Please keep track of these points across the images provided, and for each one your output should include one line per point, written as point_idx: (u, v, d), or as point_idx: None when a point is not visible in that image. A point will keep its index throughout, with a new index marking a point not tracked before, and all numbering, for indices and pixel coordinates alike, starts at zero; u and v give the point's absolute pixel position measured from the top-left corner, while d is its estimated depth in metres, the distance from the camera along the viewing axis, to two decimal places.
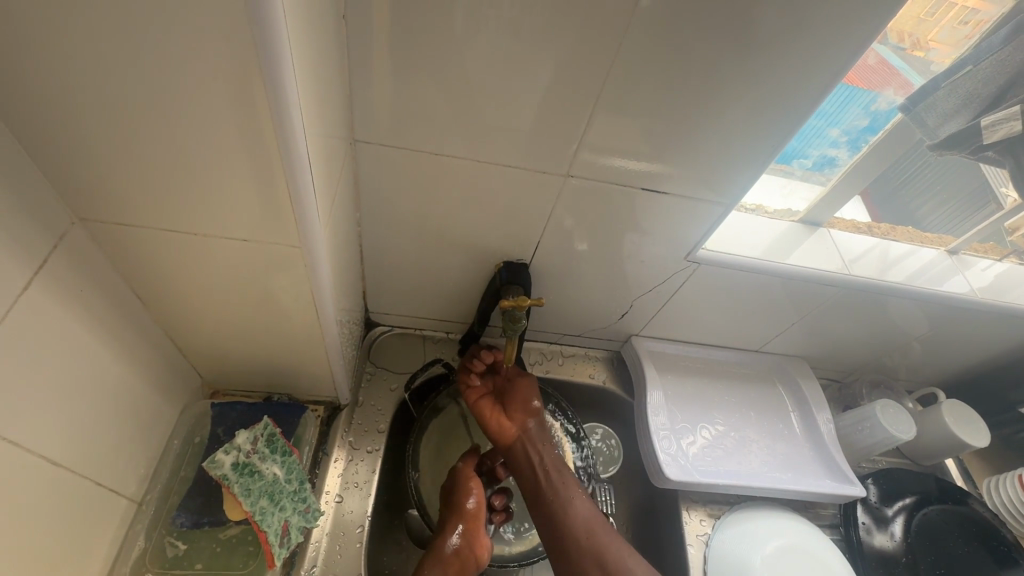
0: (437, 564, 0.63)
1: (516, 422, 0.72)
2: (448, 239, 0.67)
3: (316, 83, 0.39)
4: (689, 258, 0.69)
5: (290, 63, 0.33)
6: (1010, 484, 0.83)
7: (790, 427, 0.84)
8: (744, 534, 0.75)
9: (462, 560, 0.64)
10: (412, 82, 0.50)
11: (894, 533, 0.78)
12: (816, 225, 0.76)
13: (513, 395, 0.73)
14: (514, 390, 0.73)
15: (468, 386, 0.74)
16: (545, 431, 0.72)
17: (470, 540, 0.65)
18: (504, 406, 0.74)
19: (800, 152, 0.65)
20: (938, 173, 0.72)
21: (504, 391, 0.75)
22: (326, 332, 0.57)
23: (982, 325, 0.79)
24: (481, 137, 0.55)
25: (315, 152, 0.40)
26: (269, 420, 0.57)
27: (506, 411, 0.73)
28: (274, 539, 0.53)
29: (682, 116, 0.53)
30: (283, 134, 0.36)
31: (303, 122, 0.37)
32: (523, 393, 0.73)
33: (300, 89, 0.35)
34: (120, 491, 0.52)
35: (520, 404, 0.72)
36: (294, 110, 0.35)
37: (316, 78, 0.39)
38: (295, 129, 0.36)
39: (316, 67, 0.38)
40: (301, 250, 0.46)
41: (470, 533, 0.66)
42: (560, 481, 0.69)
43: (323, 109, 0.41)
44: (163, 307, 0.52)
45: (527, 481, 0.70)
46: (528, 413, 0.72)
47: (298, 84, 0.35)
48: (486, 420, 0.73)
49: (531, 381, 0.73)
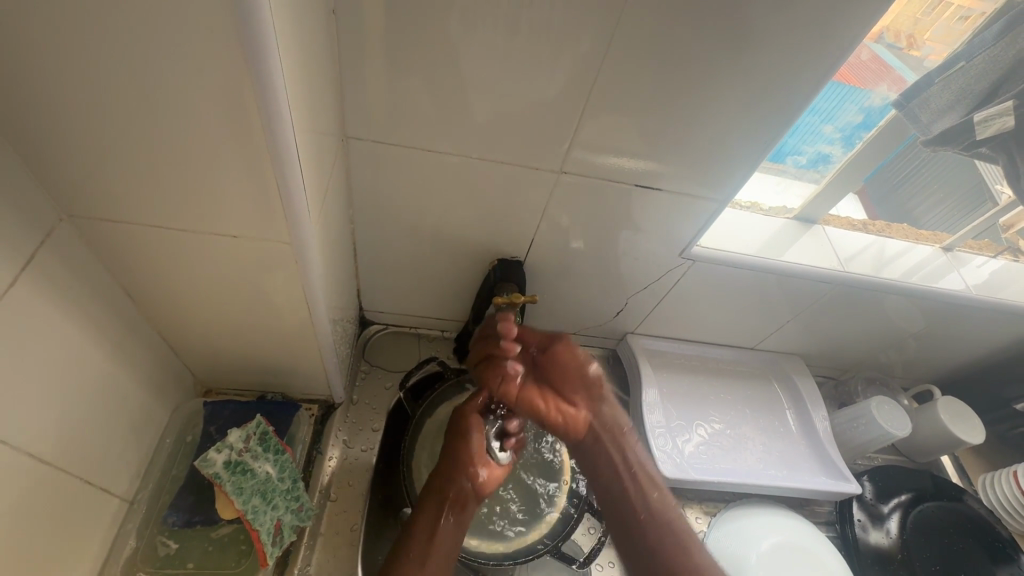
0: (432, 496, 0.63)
1: (583, 407, 0.72)
2: (442, 238, 0.67)
3: (305, 80, 0.39)
4: (684, 255, 0.69)
5: (276, 58, 0.32)
6: (1005, 480, 0.83)
7: (786, 425, 0.84)
8: (740, 532, 0.74)
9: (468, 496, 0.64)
10: (402, 80, 0.50)
11: (889, 529, 0.78)
12: (811, 222, 0.76)
13: (564, 370, 0.71)
14: (563, 365, 0.71)
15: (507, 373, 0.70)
16: (611, 416, 0.72)
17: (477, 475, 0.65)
18: (558, 386, 0.72)
19: (794, 149, 0.65)
20: (933, 169, 0.72)
21: (551, 368, 0.72)
22: (319, 331, 0.57)
23: (977, 322, 0.79)
24: (473, 135, 0.55)
25: (304, 148, 0.40)
26: (261, 418, 0.57)
27: (564, 394, 0.72)
28: (266, 538, 0.53)
29: (676, 112, 0.53)
30: (271, 130, 0.36)
31: (291, 117, 0.37)
32: (580, 368, 0.71)
33: (287, 85, 0.35)
34: (111, 490, 0.52)
35: (579, 380, 0.71)
36: (281, 107, 0.35)
37: (305, 74, 0.39)
38: (283, 123, 0.36)
39: (304, 63, 0.38)
40: (291, 246, 0.45)
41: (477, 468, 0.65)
42: (642, 478, 0.69)
43: (312, 106, 0.41)
44: (154, 305, 0.52)
45: (609, 479, 0.69)
46: (592, 397, 0.72)
47: (285, 79, 0.35)
48: (547, 412, 0.71)
49: (576, 347, 0.71)
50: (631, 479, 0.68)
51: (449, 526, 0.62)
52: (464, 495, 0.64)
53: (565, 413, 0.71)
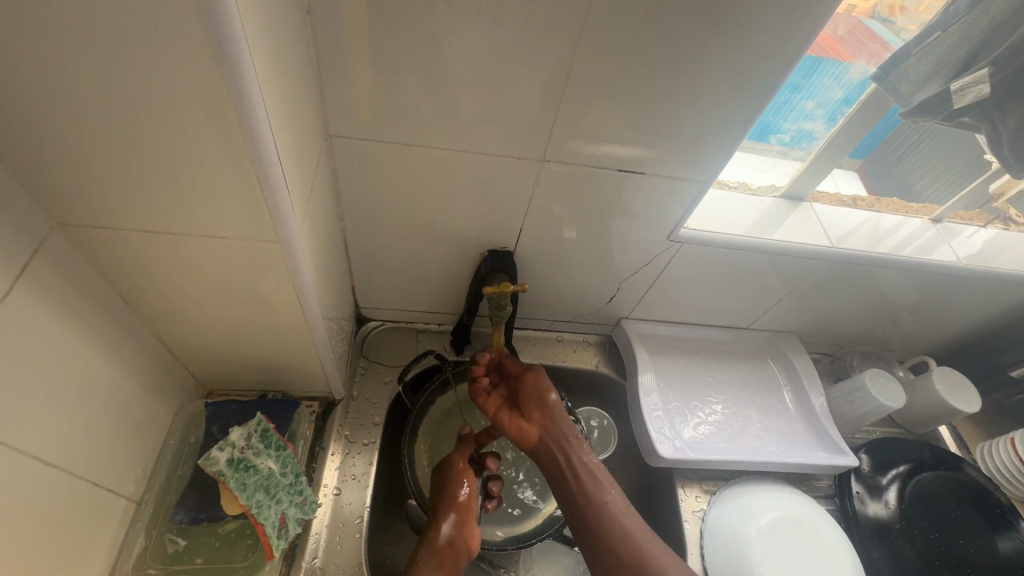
0: (431, 556, 0.60)
1: (535, 422, 0.68)
2: (432, 232, 0.67)
3: (280, 80, 0.39)
4: (672, 238, 0.69)
5: (247, 59, 0.33)
6: (1003, 448, 0.84)
7: (783, 402, 0.84)
8: (740, 508, 0.74)
9: (457, 552, 0.61)
10: (381, 75, 0.50)
11: (888, 500, 0.79)
12: (799, 200, 0.76)
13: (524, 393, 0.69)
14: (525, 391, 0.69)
15: (481, 392, 0.71)
16: (570, 427, 0.67)
17: (465, 531, 0.62)
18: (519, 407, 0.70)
19: (777, 127, 0.67)
20: (933, 142, 0.73)
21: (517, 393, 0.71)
22: (313, 328, 0.58)
23: (969, 292, 0.80)
24: (455, 128, 0.55)
25: (285, 148, 0.41)
26: (262, 416, 0.58)
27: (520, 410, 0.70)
28: (271, 531, 0.54)
29: (654, 96, 0.53)
30: (250, 130, 0.36)
31: (268, 117, 0.37)
32: (540, 387, 0.68)
33: (262, 85, 0.36)
34: (118, 491, 0.53)
35: (534, 402, 0.68)
36: (257, 107, 0.36)
37: (280, 73, 0.39)
38: (259, 122, 0.36)
39: (279, 62, 0.38)
40: (278, 245, 0.46)
41: (464, 524, 0.63)
42: (592, 485, 0.64)
43: (290, 106, 0.42)
44: (151, 309, 0.53)
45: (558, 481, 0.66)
46: (545, 411, 0.67)
47: (259, 79, 0.35)
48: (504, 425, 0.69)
49: (539, 376, 0.68)
50: (582, 487, 0.65)
51: None
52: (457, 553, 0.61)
53: (518, 426, 0.68)
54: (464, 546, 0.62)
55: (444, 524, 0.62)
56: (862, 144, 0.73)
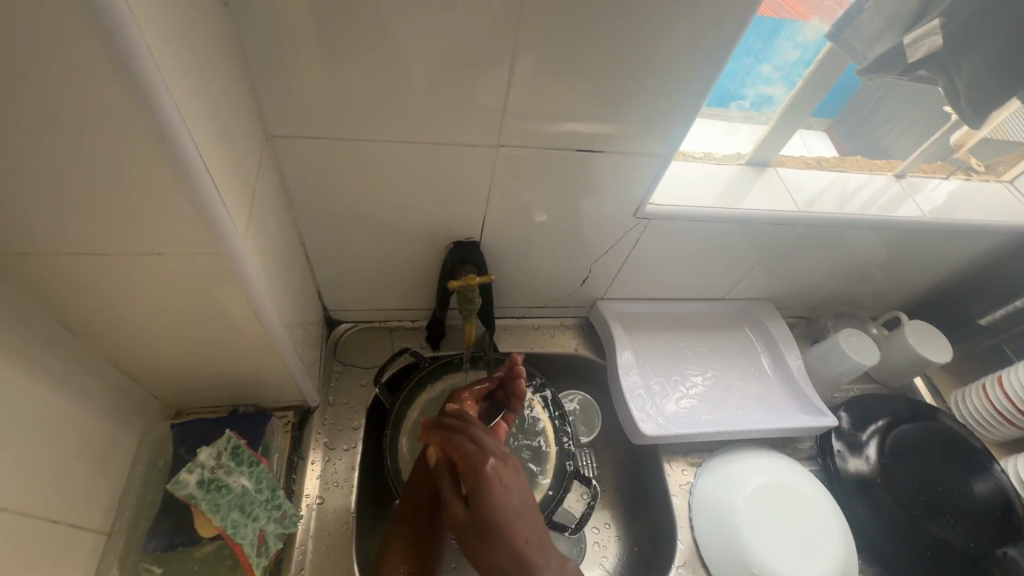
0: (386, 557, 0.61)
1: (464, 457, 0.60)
2: (393, 228, 0.65)
3: (196, 82, 0.37)
4: (639, 215, 0.68)
5: (147, 54, 0.31)
6: (975, 395, 0.86)
7: (761, 369, 0.85)
8: (726, 477, 0.74)
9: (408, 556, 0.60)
10: (315, 67, 0.47)
11: (869, 456, 0.80)
12: (764, 165, 0.75)
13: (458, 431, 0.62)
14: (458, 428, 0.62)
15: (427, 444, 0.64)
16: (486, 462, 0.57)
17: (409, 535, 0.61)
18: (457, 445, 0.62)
19: (735, 93, 0.68)
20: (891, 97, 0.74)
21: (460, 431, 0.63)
22: (274, 337, 0.55)
23: (935, 245, 0.81)
24: (402, 118, 0.53)
25: (209, 149, 0.38)
26: (233, 432, 0.56)
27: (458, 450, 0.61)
28: (248, 550, 0.52)
29: (604, 69, 0.51)
30: (167, 133, 0.34)
31: (183, 116, 0.35)
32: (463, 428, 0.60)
33: (172, 82, 0.33)
34: (85, 524, 0.51)
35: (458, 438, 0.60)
36: (169, 106, 0.33)
37: (195, 70, 0.36)
38: (173, 122, 0.34)
39: (192, 62, 0.36)
40: (222, 255, 0.44)
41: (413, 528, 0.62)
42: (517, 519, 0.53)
43: (212, 106, 0.39)
44: (99, 335, 0.50)
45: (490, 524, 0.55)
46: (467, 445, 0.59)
47: (168, 82, 0.33)
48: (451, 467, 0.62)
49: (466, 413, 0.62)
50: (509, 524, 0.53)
51: None
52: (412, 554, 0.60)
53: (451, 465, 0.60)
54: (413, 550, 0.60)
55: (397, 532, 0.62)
56: (829, 102, 0.74)
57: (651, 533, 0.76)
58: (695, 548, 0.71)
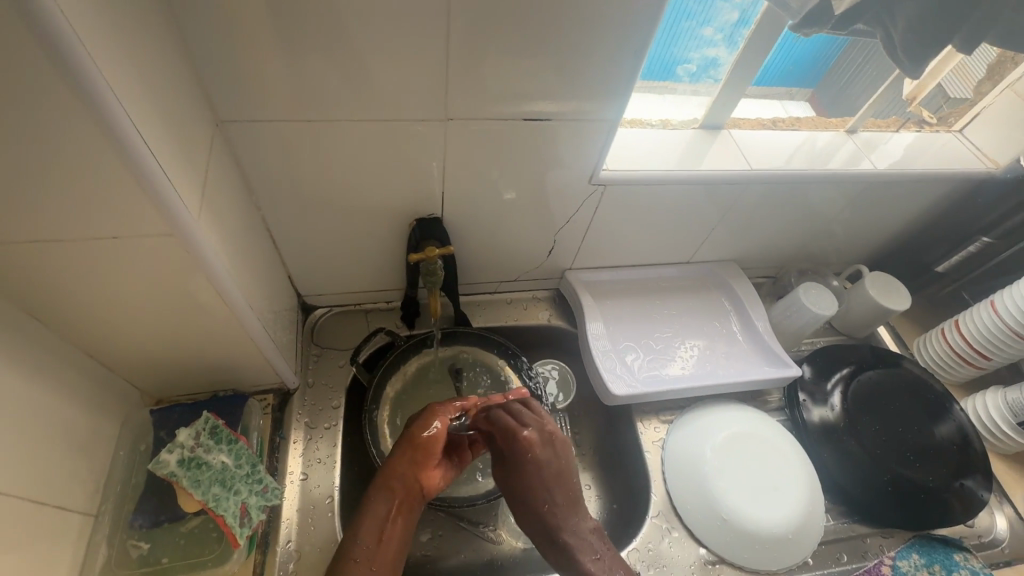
0: (382, 491, 0.61)
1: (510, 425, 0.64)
2: (354, 209, 0.67)
3: (128, 65, 0.38)
4: (594, 181, 0.70)
5: (72, 37, 0.32)
6: (936, 340, 0.89)
7: (729, 328, 0.88)
8: (695, 431, 0.77)
9: (410, 491, 0.62)
10: (252, 50, 0.48)
11: (833, 404, 0.83)
12: (718, 128, 0.77)
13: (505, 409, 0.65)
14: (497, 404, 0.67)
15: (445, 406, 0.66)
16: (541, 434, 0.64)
17: (418, 472, 0.63)
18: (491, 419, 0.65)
19: (680, 57, 0.71)
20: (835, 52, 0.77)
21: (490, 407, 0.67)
22: (240, 319, 0.57)
23: (889, 196, 0.83)
24: (346, 98, 0.54)
25: (149, 131, 0.40)
26: (210, 413, 0.57)
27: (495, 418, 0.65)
28: (231, 521, 0.54)
29: (538, 36, 0.52)
30: (101, 115, 0.35)
31: (117, 99, 0.36)
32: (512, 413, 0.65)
33: (100, 65, 0.34)
34: (70, 507, 0.53)
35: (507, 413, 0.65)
36: (101, 88, 0.34)
37: (126, 55, 0.37)
38: (107, 104, 0.35)
39: (121, 48, 0.37)
40: (176, 236, 0.45)
41: (420, 464, 0.63)
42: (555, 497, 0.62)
43: (147, 90, 0.40)
44: (69, 325, 0.52)
45: (523, 487, 0.62)
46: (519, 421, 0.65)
47: (97, 65, 0.34)
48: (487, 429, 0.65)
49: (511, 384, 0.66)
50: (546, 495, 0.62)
51: (398, 521, 0.60)
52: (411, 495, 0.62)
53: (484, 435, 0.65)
54: (417, 487, 0.62)
55: (400, 466, 0.62)
56: (812, 69, 0.80)
57: (627, 490, 0.79)
58: (669, 500, 0.74)
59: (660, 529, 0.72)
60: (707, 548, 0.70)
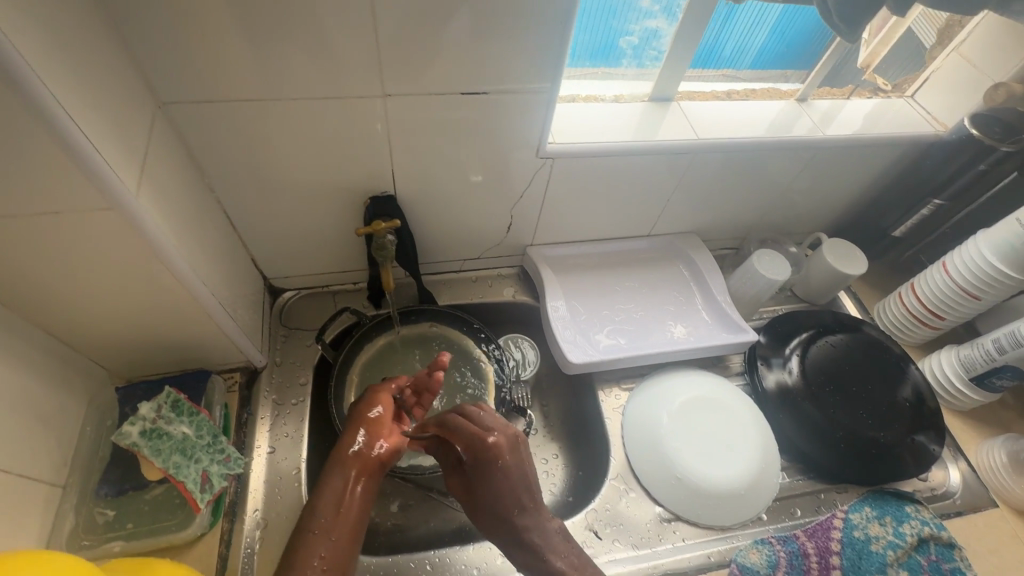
0: (337, 464, 0.63)
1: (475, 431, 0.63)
2: (307, 188, 0.69)
3: (49, 44, 0.39)
4: (542, 154, 0.71)
5: None
6: (894, 303, 0.91)
7: (689, 299, 0.90)
8: (652, 398, 0.79)
9: (365, 461, 0.64)
10: (184, 31, 0.50)
11: (792, 367, 0.84)
12: (667, 100, 0.79)
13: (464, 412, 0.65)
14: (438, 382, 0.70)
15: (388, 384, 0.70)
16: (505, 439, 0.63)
17: (373, 443, 0.65)
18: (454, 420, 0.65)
19: (621, 30, 0.72)
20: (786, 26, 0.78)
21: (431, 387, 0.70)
22: (194, 296, 0.59)
23: (841, 161, 0.84)
24: (283, 76, 0.56)
25: (75, 108, 0.41)
26: (172, 388, 0.61)
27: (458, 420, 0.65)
28: (192, 486, 0.56)
29: (464, 7, 0.53)
30: (21, 90, 0.37)
31: (37, 74, 0.38)
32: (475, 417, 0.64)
33: (16, 40, 0.36)
34: (38, 478, 0.56)
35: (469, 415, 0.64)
36: (18, 63, 0.36)
37: (47, 34, 0.39)
38: (26, 79, 0.37)
39: (41, 27, 0.39)
40: (115, 211, 0.47)
41: (374, 437, 0.66)
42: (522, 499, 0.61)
43: (73, 69, 0.42)
44: (26, 306, 0.54)
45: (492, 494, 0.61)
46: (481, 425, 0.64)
47: (12, 41, 0.36)
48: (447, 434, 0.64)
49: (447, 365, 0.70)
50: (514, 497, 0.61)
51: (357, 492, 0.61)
52: (370, 464, 0.64)
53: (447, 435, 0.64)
54: (374, 457, 0.64)
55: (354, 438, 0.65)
56: (806, 53, 0.81)
57: (589, 457, 0.81)
58: (627, 463, 0.76)
59: (618, 490, 0.74)
60: (663, 507, 0.72)
